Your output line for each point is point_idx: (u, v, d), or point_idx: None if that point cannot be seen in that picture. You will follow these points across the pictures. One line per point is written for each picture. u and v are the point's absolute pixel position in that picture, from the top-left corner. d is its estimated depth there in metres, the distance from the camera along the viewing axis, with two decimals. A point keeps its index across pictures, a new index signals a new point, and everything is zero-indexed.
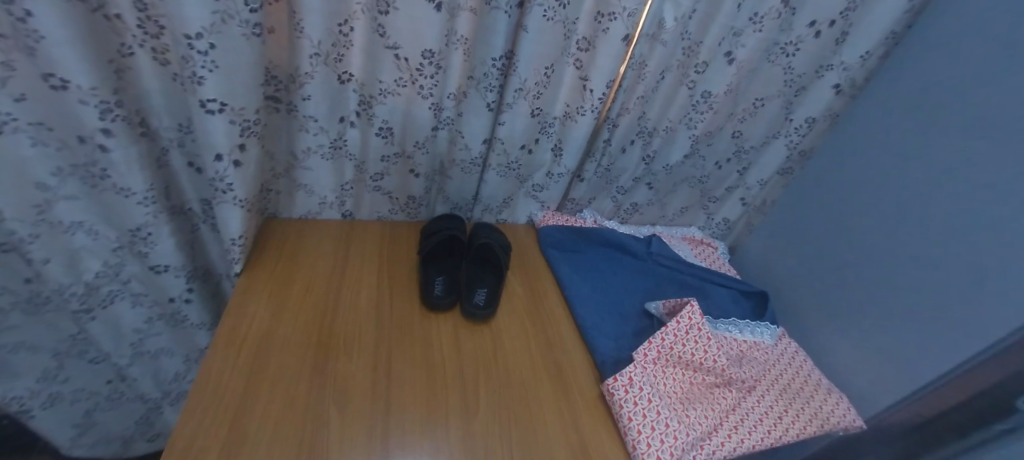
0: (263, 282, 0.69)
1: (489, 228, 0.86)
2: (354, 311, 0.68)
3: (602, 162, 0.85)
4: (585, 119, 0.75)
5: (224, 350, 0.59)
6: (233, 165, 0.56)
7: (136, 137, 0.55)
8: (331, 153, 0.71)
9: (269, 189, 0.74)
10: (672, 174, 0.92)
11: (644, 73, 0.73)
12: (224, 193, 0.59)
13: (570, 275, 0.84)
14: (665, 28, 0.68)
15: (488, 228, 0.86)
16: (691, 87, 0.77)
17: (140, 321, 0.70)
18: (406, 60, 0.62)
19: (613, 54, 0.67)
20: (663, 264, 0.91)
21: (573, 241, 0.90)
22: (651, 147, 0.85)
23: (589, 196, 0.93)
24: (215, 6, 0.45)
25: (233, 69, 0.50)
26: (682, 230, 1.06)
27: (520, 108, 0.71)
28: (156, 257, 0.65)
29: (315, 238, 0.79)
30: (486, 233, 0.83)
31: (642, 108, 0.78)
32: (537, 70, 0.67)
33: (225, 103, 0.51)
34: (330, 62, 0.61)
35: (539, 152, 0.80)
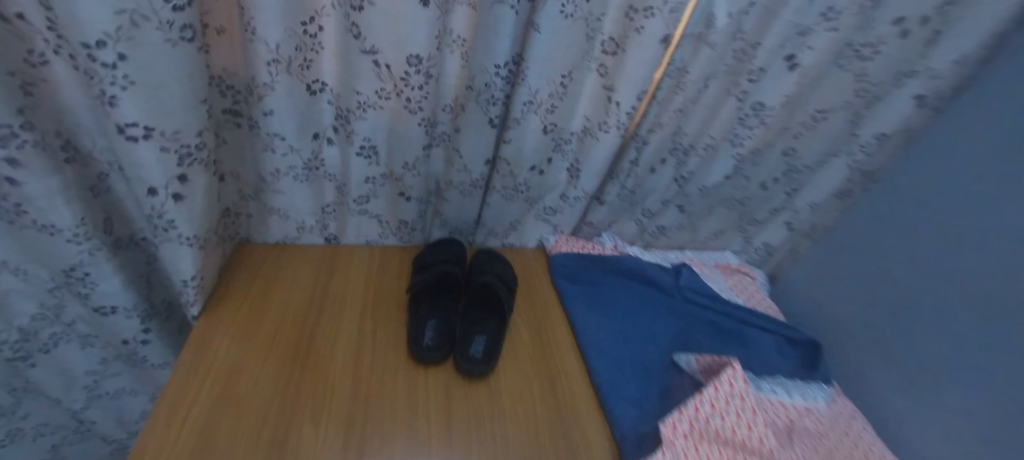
0: (231, 316, 0.61)
1: (493, 257, 0.75)
2: (331, 349, 0.59)
3: (626, 184, 0.72)
4: (609, 137, 0.61)
5: (169, 411, 0.50)
6: (173, 198, 0.46)
7: (59, 164, 0.45)
8: (306, 174, 0.61)
9: (238, 212, 0.64)
10: (708, 196, 0.79)
11: (685, 82, 0.60)
12: (166, 231, 0.48)
13: (585, 315, 0.73)
14: (714, 27, 0.54)
15: (491, 257, 0.75)
16: (741, 98, 0.63)
17: (93, 364, 0.62)
18: (387, 67, 0.50)
19: (646, 59, 0.54)
20: (693, 303, 0.79)
21: (590, 273, 0.78)
22: (686, 167, 0.71)
23: (609, 219, 0.81)
24: (121, 5, 0.33)
25: (158, 85, 0.39)
26: (714, 256, 0.93)
27: (530, 124, 0.58)
28: (101, 297, 0.55)
29: (294, 262, 0.70)
30: (488, 266, 0.72)
31: (678, 122, 0.65)
32: (551, 79, 0.54)
33: (150, 127, 0.40)
34: (295, 70, 0.49)
35: (552, 172, 0.67)
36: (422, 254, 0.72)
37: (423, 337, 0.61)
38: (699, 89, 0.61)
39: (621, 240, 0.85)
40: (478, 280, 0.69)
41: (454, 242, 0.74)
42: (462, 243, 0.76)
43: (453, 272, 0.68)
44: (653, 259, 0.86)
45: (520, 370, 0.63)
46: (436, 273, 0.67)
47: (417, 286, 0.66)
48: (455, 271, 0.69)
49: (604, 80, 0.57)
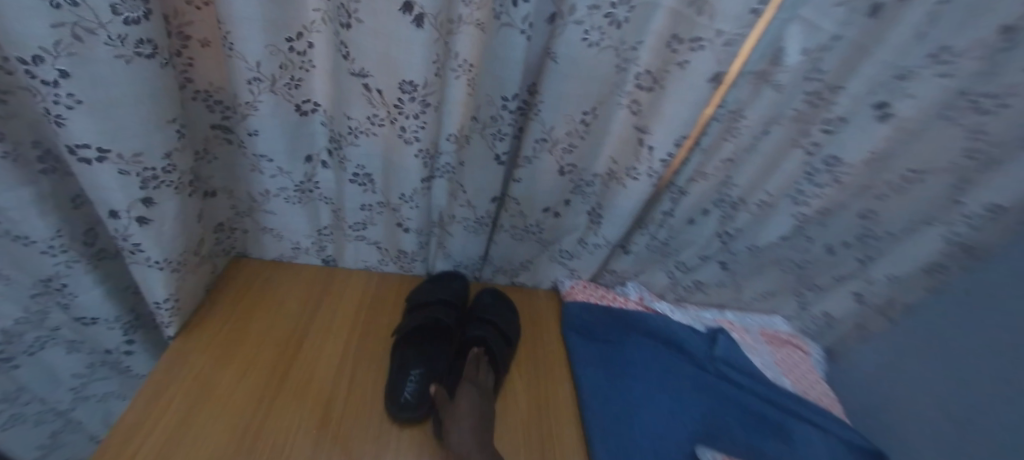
0: (209, 337, 0.58)
1: (496, 298, 0.67)
2: (303, 388, 0.55)
3: (658, 235, 0.62)
4: (638, 184, 0.51)
5: (124, 441, 0.48)
6: (137, 222, 0.42)
7: (34, 174, 0.43)
8: (299, 197, 0.57)
9: (232, 228, 0.61)
10: (759, 256, 0.66)
11: (739, 127, 0.49)
12: (134, 253, 0.45)
13: (595, 379, 0.63)
14: (783, 65, 0.44)
15: (493, 298, 0.67)
16: (812, 151, 0.51)
17: (79, 368, 0.59)
18: (379, 92, 0.44)
19: (692, 101, 0.43)
20: (727, 380, 0.67)
21: (607, 330, 0.69)
22: (733, 223, 0.60)
23: (636, 268, 0.71)
24: (59, 16, 0.29)
25: (111, 105, 0.35)
26: (759, 321, 0.80)
27: (542, 163, 0.50)
28: (81, 308, 0.54)
29: (286, 281, 0.66)
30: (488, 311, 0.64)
31: (727, 172, 0.54)
32: (569, 116, 0.46)
33: (105, 149, 0.36)
34: (281, 90, 0.44)
35: (570, 215, 0.58)
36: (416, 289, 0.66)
37: (403, 391, 0.54)
38: (757, 135, 0.50)
39: (648, 292, 0.75)
40: (473, 329, 0.62)
41: (456, 277, 0.67)
42: (466, 277, 0.69)
43: (445, 317, 0.60)
44: (685, 320, 0.74)
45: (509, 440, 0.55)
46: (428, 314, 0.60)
47: (407, 328, 0.59)
48: (449, 315, 0.62)
49: (637, 119, 0.47)
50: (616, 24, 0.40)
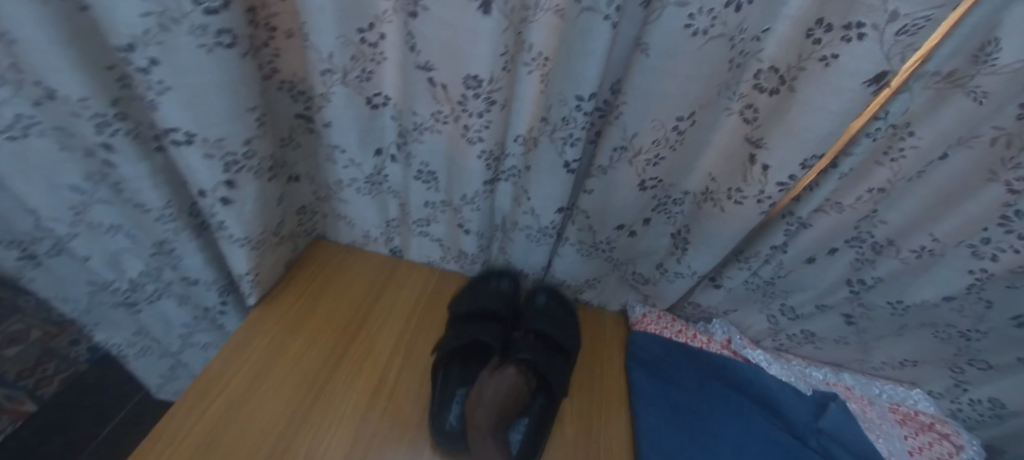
0: (283, 308, 0.62)
1: (551, 301, 0.61)
2: (357, 373, 0.56)
3: (760, 272, 0.50)
4: (743, 210, 0.41)
5: (201, 394, 0.52)
6: (221, 203, 0.45)
7: (148, 151, 0.48)
8: (369, 188, 0.57)
9: (312, 212, 0.65)
10: (903, 314, 0.51)
11: (901, 148, 0.35)
12: (220, 231, 0.48)
13: (657, 432, 0.54)
14: (993, 64, 0.29)
15: (547, 300, 0.61)
16: (1017, 189, 0.35)
17: (185, 319, 0.70)
18: (444, 87, 0.41)
19: (835, 110, 0.31)
20: (827, 457, 0.55)
21: (683, 372, 0.59)
22: (871, 270, 0.46)
23: (727, 305, 0.60)
24: (148, 5, 0.31)
25: (198, 91, 0.36)
26: (888, 391, 0.64)
27: (620, 175, 0.43)
28: (185, 270, 0.60)
29: (355, 265, 0.69)
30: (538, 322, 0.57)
31: (874, 206, 0.40)
32: (658, 123, 0.38)
33: (192, 133, 0.38)
34: (353, 82, 0.44)
35: (648, 237, 0.50)
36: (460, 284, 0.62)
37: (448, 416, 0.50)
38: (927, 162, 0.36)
39: (738, 334, 0.63)
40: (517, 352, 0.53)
41: (507, 274, 0.62)
42: (516, 273, 0.63)
43: (487, 338, 0.54)
44: (785, 377, 0.61)
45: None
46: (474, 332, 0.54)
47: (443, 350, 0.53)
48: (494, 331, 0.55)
49: (751, 128, 0.37)
50: (736, 5, 0.30)
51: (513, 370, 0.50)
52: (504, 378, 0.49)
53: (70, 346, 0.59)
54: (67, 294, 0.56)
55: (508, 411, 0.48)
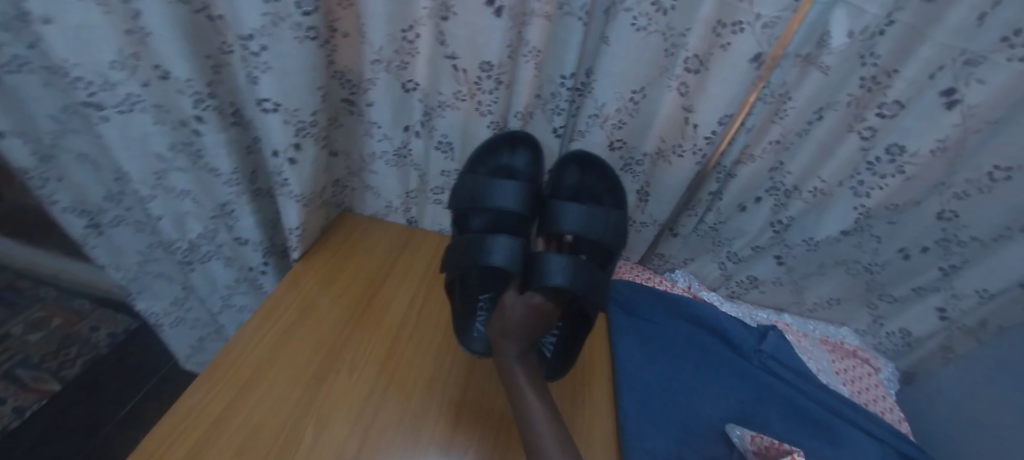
0: (317, 265, 0.72)
1: (583, 173, 0.60)
2: (383, 315, 0.67)
3: (706, 218, 0.65)
4: (684, 162, 0.56)
5: (253, 329, 0.62)
6: (288, 162, 0.58)
7: (226, 126, 0.61)
8: (395, 161, 0.70)
9: (344, 185, 0.78)
10: (817, 250, 0.66)
11: (785, 109, 0.51)
12: (282, 187, 0.61)
13: (629, 351, 0.67)
14: (829, 48, 0.45)
15: (577, 173, 0.59)
16: (867, 136, 0.51)
17: (230, 279, 0.82)
18: (464, 72, 0.55)
19: (734, 80, 0.47)
20: (768, 372, 0.68)
21: (651, 309, 0.73)
22: (786, 211, 0.61)
23: (686, 254, 0.74)
24: (267, 8, 0.45)
25: (285, 70, 0.50)
26: (822, 329, 0.78)
27: (595, 137, 0.58)
28: (238, 230, 0.72)
29: (376, 233, 0.80)
30: (570, 211, 0.56)
31: (778, 157, 0.56)
32: (620, 95, 0.52)
33: (278, 103, 0.52)
34: (393, 70, 0.58)
35: (619, 192, 0.64)
36: (477, 160, 0.60)
37: (474, 342, 0.61)
38: (809, 121, 0.52)
39: (697, 282, 0.77)
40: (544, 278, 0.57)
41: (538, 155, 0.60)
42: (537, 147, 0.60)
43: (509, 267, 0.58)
44: (735, 313, 0.76)
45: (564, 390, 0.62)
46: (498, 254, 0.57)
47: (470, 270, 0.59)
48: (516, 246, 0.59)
49: (685, 99, 0.52)
50: (663, 11, 0.45)
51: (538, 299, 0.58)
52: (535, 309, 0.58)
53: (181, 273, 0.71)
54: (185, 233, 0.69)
55: (531, 336, 0.58)
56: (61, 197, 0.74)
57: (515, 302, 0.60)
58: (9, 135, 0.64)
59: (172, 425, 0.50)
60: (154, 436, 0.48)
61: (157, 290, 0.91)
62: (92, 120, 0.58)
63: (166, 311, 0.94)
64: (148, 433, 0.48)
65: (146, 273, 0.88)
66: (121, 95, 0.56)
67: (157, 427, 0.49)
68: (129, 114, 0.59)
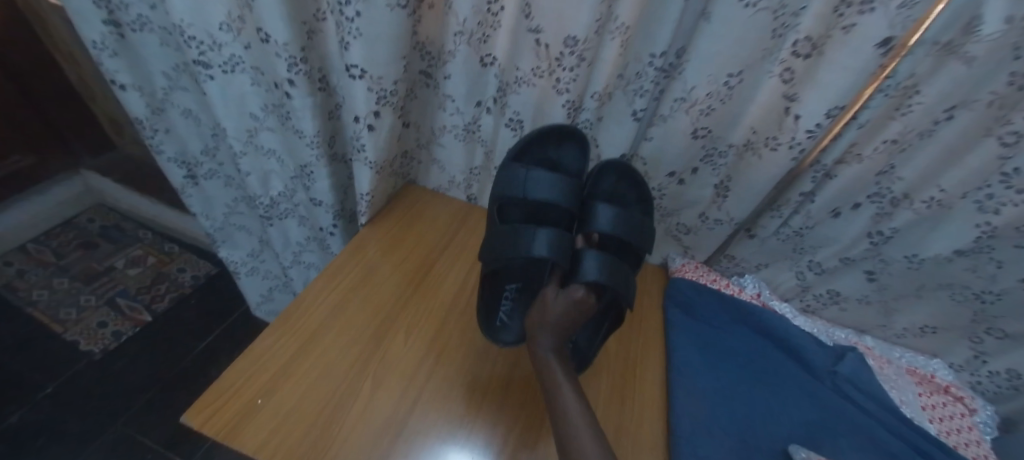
0: (382, 232, 0.74)
1: (619, 182, 0.62)
2: (440, 287, 0.68)
3: (791, 222, 0.60)
4: (777, 157, 0.51)
5: (321, 285, 0.65)
6: (367, 128, 0.60)
7: (313, 90, 0.64)
8: (464, 135, 0.71)
9: (412, 157, 0.80)
10: (919, 269, 0.59)
11: (910, 104, 0.45)
12: (359, 153, 0.64)
13: (688, 355, 0.63)
14: (978, 34, 0.38)
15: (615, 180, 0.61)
16: (1009, 143, 0.44)
17: (302, 238, 0.89)
18: (546, 46, 0.53)
19: (852, 67, 0.42)
20: (842, 396, 0.63)
21: (713, 313, 0.68)
22: (889, 221, 0.55)
23: (759, 259, 0.69)
24: None
25: (375, 38, 0.51)
26: (909, 357, 0.70)
27: (678, 124, 0.54)
28: (314, 192, 0.76)
29: (437, 207, 0.81)
30: (602, 213, 0.59)
31: (891, 159, 0.50)
32: (713, 78, 0.49)
33: (365, 70, 0.54)
34: (474, 42, 0.58)
35: (695, 184, 0.61)
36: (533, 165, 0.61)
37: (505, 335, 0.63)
38: (936, 121, 0.46)
39: (768, 290, 0.72)
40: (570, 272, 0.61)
41: (582, 150, 0.61)
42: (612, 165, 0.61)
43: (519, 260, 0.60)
44: (809, 328, 0.70)
45: (613, 382, 0.61)
46: (534, 248, 0.58)
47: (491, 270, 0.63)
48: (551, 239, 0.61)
49: (788, 87, 0.47)
50: None
51: (582, 292, 0.58)
52: (569, 301, 0.58)
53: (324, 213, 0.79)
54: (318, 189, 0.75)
55: (565, 328, 0.58)
56: (167, 148, 0.82)
57: (556, 299, 0.60)
58: (129, 88, 0.72)
59: (250, 363, 0.54)
60: (230, 373, 0.53)
61: (238, 241, 1.00)
62: (199, 77, 0.63)
63: (243, 261, 1.02)
64: (225, 370, 0.53)
65: (230, 225, 0.96)
66: (226, 55, 0.60)
67: (233, 365, 0.54)
68: (231, 73, 0.63)
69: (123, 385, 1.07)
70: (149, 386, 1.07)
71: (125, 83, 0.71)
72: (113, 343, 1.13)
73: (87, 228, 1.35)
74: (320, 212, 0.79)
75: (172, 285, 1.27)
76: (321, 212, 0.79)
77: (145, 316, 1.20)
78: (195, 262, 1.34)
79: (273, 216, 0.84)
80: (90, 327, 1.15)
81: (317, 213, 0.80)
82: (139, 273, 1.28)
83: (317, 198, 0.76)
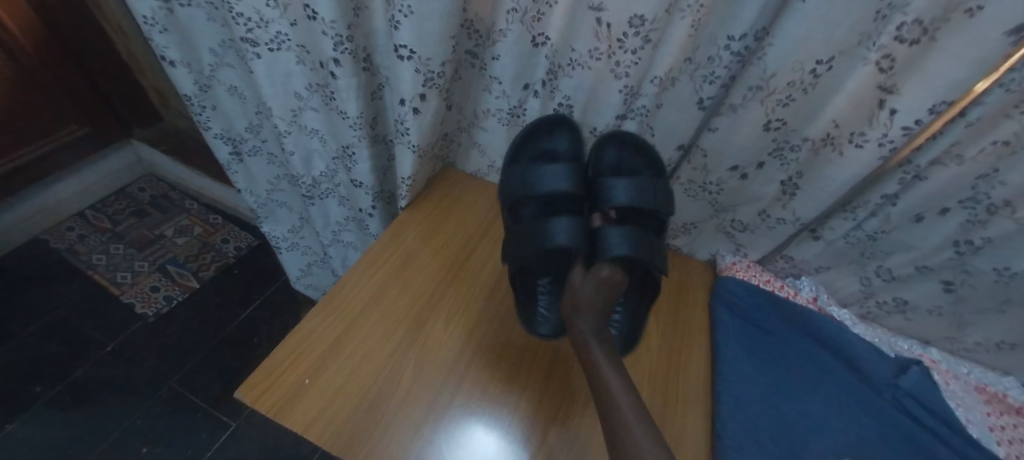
0: (420, 217, 0.73)
1: None
2: (479, 274, 0.67)
3: (865, 225, 0.55)
4: (862, 154, 0.47)
5: (364, 268, 0.65)
6: (412, 111, 0.59)
7: (358, 70, 0.62)
8: (508, 119, 0.69)
9: (451, 139, 0.78)
10: (1008, 284, 0.54)
11: None
12: (403, 136, 0.63)
13: (737, 358, 0.60)
14: None
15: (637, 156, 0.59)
16: None
17: (341, 218, 0.90)
18: (608, 26, 0.50)
19: (968, 56, 0.37)
20: (902, 411, 0.58)
21: (765, 313, 0.64)
22: (982, 230, 0.50)
23: (821, 262, 0.64)
24: None
25: (426, 16, 0.49)
26: (977, 374, 0.65)
27: (748, 114, 0.50)
28: (355, 173, 0.75)
29: (475, 193, 0.79)
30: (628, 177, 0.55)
31: (996, 162, 0.44)
32: (795, 65, 0.44)
33: (414, 51, 0.52)
34: (527, 20, 0.54)
35: (758, 179, 0.57)
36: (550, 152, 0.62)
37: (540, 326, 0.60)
38: None
39: (826, 294, 0.67)
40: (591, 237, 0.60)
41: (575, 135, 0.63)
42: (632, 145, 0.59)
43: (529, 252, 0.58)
44: (869, 337, 0.65)
45: (654, 373, 0.59)
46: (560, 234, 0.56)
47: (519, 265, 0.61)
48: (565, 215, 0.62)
49: (885, 77, 0.42)
50: None
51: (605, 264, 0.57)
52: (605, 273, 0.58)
53: (364, 194, 0.79)
54: (359, 170, 0.74)
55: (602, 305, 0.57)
56: (214, 124, 0.84)
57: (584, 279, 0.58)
58: (178, 64, 0.73)
59: (297, 343, 0.55)
60: (279, 353, 0.54)
61: (279, 217, 1.02)
62: (247, 55, 0.62)
63: (284, 236, 1.05)
64: (275, 349, 0.54)
65: (272, 201, 0.98)
66: (273, 32, 0.59)
67: (282, 345, 0.55)
68: (277, 51, 0.62)
69: (174, 347, 1.13)
70: (197, 349, 1.13)
71: (174, 59, 0.72)
72: (165, 306, 1.20)
73: (139, 197, 1.42)
74: (361, 194, 0.79)
75: (217, 254, 1.33)
76: (362, 193, 0.79)
77: (193, 283, 1.25)
78: (237, 233, 1.39)
79: (314, 194, 0.85)
80: (144, 290, 1.22)
81: (357, 194, 0.80)
82: (187, 241, 1.34)
83: (358, 179, 0.77)
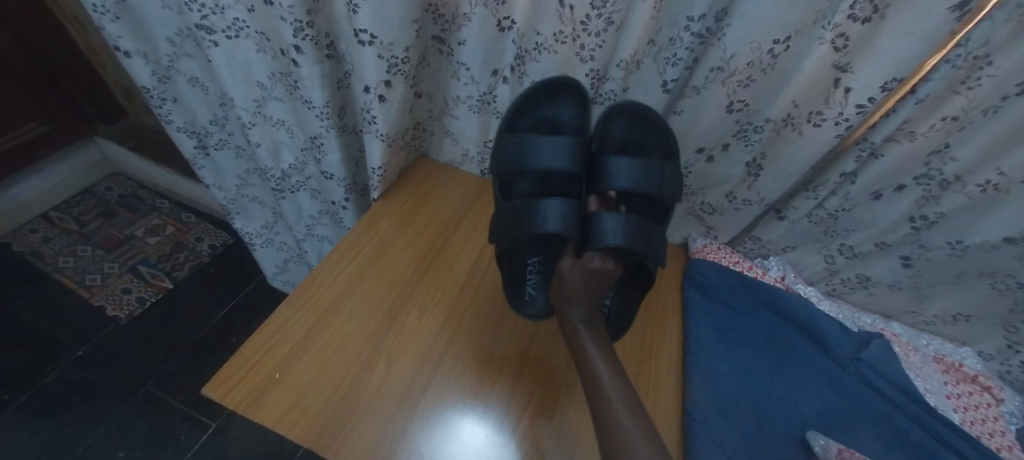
0: (394, 207, 0.72)
1: (643, 143, 0.58)
2: (454, 263, 0.67)
3: (826, 203, 0.57)
4: (820, 133, 0.48)
5: (337, 259, 0.64)
6: (378, 99, 0.58)
7: (321, 58, 0.60)
8: (479, 106, 0.68)
9: (423, 128, 0.77)
10: (961, 256, 0.56)
11: (978, 77, 0.41)
12: (370, 124, 0.62)
13: (706, 340, 0.61)
14: None
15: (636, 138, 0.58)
16: None
17: (315, 211, 0.88)
18: (570, 9, 0.49)
19: (914, 34, 0.38)
20: (865, 384, 0.60)
21: (735, 293, 0.65)
22: (935, 206, 0.52)
23: (788, 242, 0.66)
24: None
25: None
26: (936, 345, 0.67)
27: (712, 95, 0.50)
28: (325, 165, 0.74)
29: (450, 183, 0.78)
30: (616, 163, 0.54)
31: (947, 137, 0.46)
32: (753, 46, 0.45)
33: (375, 35, 0.51)
34: (491, 4, 0.53)
35: (724, 161, 0.57)
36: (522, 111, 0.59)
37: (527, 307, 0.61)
38: (1004, 95, 0.41)
39: (793, 273, 0.69)
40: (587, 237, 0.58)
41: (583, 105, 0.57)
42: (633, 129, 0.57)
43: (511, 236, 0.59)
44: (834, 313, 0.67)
45: (630, 357, 0.60)
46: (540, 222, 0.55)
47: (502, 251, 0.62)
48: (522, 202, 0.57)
49: (839, 56, 0.43)
50: None
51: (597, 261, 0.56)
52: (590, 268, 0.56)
53: (336, 186, 0.78)
54: (329, 161, 0.73)
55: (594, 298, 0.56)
56: (175, 117, 0.81)
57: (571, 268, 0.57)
58: (133, 54, 0.70)
59: (269, 335, 0.55)
60: (251, 345, 0.54)
61: (251, 213, 1.00)
62: (203, 44, 0.60)
63: (258, 232, 1.03)
64: (246, 341, 0.53)
65: (242, 196, 0.96)
66: (229, 19, 0.57)
67: (254, 336, 0.54)
68: (236, 39, 0.60)
69: (148, 349, 1.10)
70: (172, 350, 1.11)
71: (129, 49, 0.69)
72: (137, 308, 1.17)
73: (105, 196, 1.36)
74: (333, 186, 0.78)
75: (191, 254, 1.29)
76: (334, 186, 0.78)
77: (167, 283, 1.22)
78: (211, 231, 1.35)
79: (285, 187, 0.83)
80: (115, 292, 1.18)
81: (329, 186, 0.79)
82: (158, 241, 1.30)
83: (329, 172, 0.75)
